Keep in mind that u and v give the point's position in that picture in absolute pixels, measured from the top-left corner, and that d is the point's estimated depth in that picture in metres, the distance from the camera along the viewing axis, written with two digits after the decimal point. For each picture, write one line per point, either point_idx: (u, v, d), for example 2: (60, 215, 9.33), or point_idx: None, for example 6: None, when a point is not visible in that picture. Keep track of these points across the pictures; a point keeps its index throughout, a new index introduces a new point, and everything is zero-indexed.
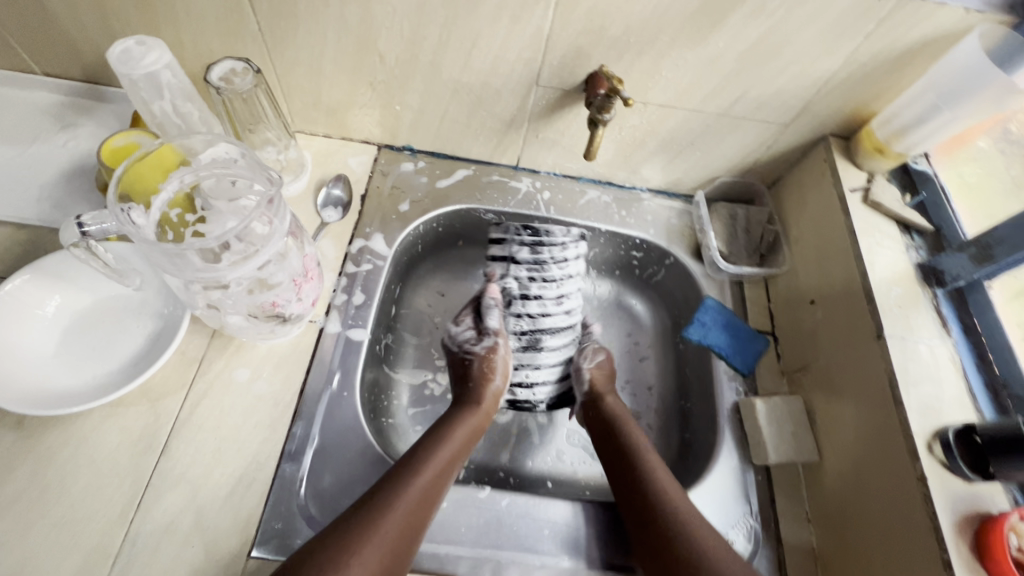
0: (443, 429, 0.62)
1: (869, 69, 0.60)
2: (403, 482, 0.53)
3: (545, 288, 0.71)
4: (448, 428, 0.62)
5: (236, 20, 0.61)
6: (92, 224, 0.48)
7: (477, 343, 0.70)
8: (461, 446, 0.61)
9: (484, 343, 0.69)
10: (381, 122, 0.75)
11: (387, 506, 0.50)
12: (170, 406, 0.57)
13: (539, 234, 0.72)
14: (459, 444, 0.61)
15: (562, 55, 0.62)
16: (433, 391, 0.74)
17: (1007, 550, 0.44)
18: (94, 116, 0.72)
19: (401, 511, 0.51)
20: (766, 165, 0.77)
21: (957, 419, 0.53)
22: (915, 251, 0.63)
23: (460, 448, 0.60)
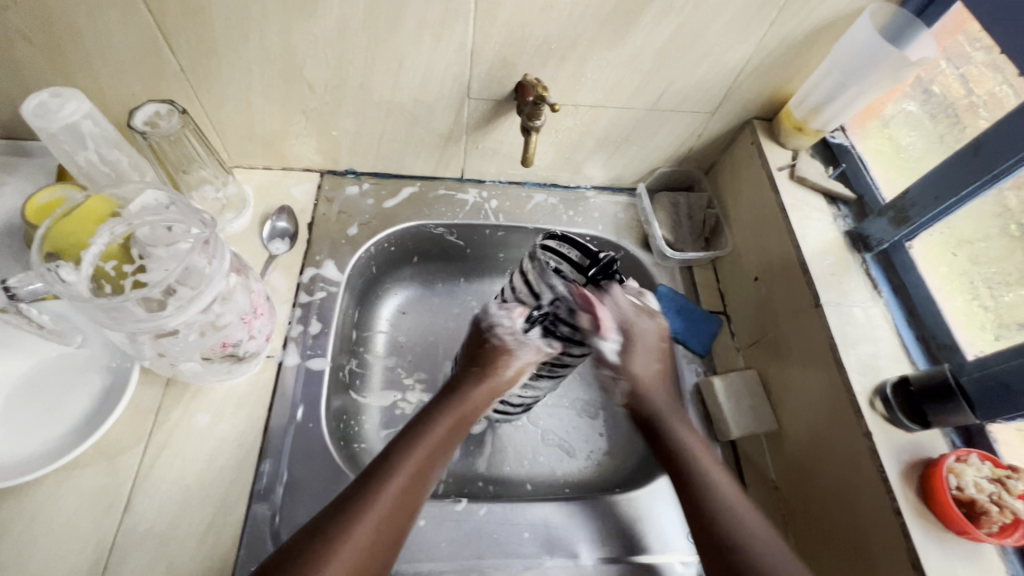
0: (380, 473, 0.50)
1: (779, 54, 0.64)
2: (392, 471, 0.50)
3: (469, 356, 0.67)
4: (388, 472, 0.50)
5: (156, 62, 0.60)
6: (20, 287, 0.46)
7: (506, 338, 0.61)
8: (448, 437, 0.55)
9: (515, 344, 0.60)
10: (320, 148, 0.75)
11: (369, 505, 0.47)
12: (129, 461, 0.56)
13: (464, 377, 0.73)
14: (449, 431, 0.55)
15: (489, 66, 0.63)
16: (404, 411, 0.74)
17: (947, 490, 0.48)
18: (16, 173, 0.70)
19: (385, 506, 0.48)
20: (699, 153, 0.80)
21: (895, 373, 0.56)
22: (841, 220, 0.67)
23: (443, 443, 0.54)
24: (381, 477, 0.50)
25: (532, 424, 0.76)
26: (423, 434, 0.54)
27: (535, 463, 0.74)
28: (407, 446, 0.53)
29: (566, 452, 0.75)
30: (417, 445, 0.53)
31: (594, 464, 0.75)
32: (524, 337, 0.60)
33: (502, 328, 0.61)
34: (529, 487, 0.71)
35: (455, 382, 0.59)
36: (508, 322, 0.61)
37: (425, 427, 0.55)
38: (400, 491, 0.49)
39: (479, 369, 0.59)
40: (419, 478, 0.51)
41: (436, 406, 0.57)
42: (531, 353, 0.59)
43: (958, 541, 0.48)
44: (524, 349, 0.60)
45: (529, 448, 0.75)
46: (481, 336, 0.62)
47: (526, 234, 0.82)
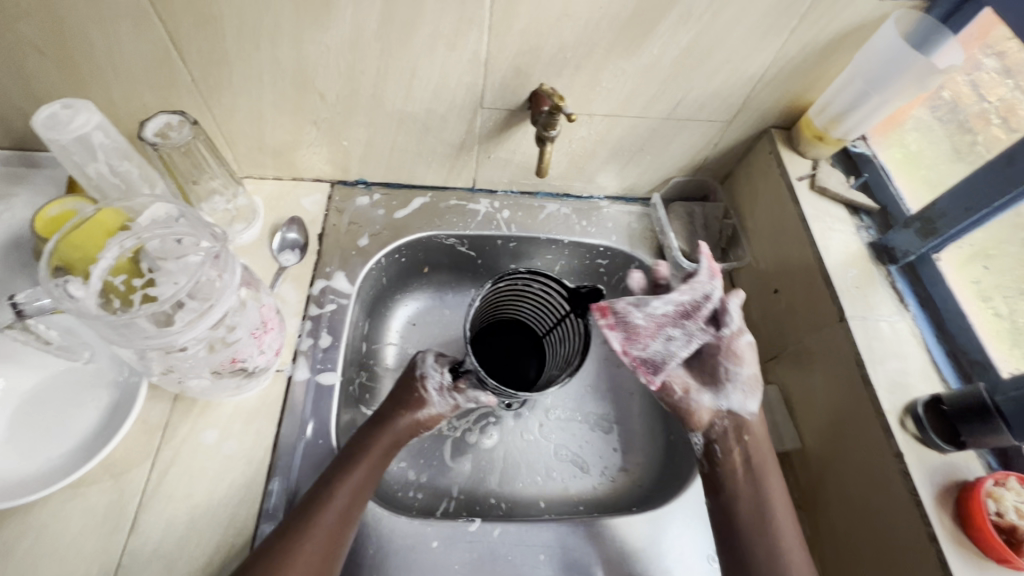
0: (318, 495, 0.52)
1: (799, 62, 0.62)
2: (331, 492, 0.53)
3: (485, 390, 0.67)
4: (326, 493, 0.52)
5: (167, 71, 0.59)
6: (28, 302, 0.45)
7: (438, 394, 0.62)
8: (377, 464, 0.56)
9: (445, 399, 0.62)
10: (331, 159, 0.74)
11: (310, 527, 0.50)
12: (136, 479, 0.55)
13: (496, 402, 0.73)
14: (374, 458, 0.56)
15: (503, 76, 0.62)
16: None
17: (987, 516, 0.45)
18: (27, 184, 0.69)
19: (314, 545, 0.49)
20: (715, 162, 0.78)
21: (925, 391, 0.54)
22: (864, 231, 0.66)
23: (371, 473, 0.55)
24: (310, 515, 0.51)
25: (545, 439, 0.75)
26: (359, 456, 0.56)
27: (548, 479, 0.72)
28: (338, 478, 0.54)
29: (580, 468, 0.73)
30: (343, 479, 0.54)
31: (609, 480, 0.73)
32: (448, 393, 0.61)
33: (430, 381, 0.62)
34: (543, 505, 0.70)
35: (378, 414, 0.60)
36: (437, 378, 0.62)
37: (355, 458, 0.56)
38: (328, 531, 0.51)
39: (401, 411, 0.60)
40: (349, 510, 0.52)
41: (364, 436, 0.58)
42: (449, 408, 0.62)
43: (998, 569, 0.46)
44: (443, 404, 0.61)
45: (543, 463, 0.73)
46: (409, 382, 0.62)
47: (539, 245, 0.80)
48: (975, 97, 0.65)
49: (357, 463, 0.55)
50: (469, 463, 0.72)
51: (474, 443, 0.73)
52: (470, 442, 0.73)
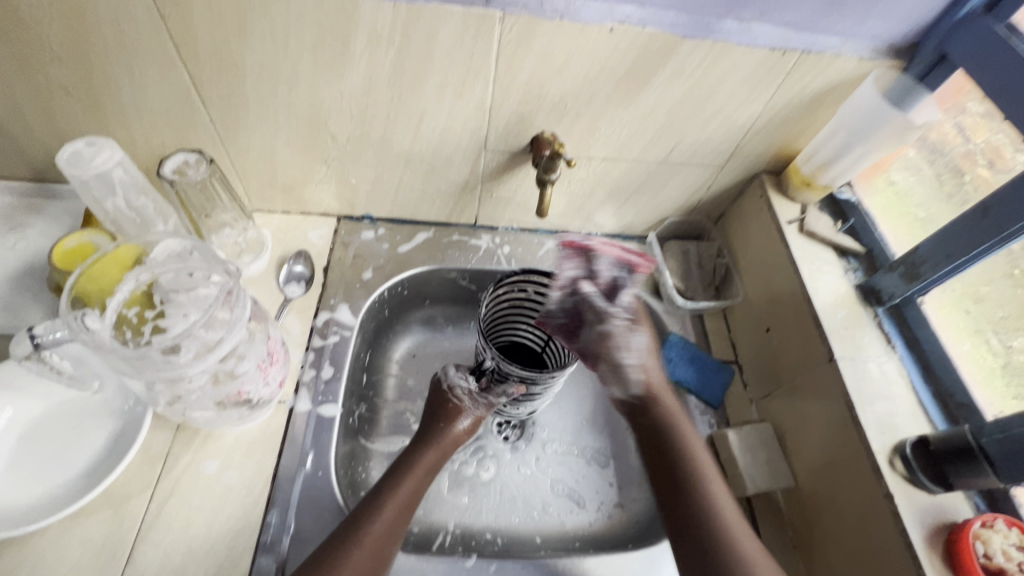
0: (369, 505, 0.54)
1: (786, 114, 0.66)
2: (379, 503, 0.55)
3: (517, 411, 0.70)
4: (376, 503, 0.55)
5: (188, 112, 0.63)
6: (45, 334, 0.47)
7: (473, 398, 0.66)
8: (421, 479, 0.59)
9: (479, 400, 0.66)
10: (339, 195, 0.77)
11: (362, 532, 0.52)
12: (135, 508, 0.55)
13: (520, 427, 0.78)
14: (421, 474, 0.59)
15: (506, 122, 0.65)
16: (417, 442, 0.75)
17: (975, 558, 0.46)
18: (43, 215, 0.72)
19: (366, 552, 0.51)
20: (708, 204, 0.81)
21: (912, 432, 0.55)
22: (852, 273, 0.68)
23: (417, 487, 0.58)
24: (359, 523, 0.52)
25: (541, 472, 0.75)
26: (406, 471, 0.59)
27: (545, 514, 0.72)
28: (385, 493, 0.56)
29: (576, 503, 0.73)
30: (392, 493, 0.56)
31: (604, 517, 0.73)
32: (479, 396, 0.66)
33: (460, 389, 0.66)
34: (539, 541, 0.70)
35: (422, 433, 0.64)
36: (464, 383, 0.66)
37: (403, 473, 0.59)
38: (378, 537, 0.52)
39: (442, 426, 0.64)
40: (397, 522, 0.54)
41: (411, 454, 0.61)
42: (483, 409, 0.66)
43: None
44: (477, 406, 0.66)
45: (539, 497, 0.73)
46: (440, 397, 0.66)
47: None
48: (960, 139, 0.66)
49: (405, 479, 0.58)
50: (466, 496, 0.72)
51: (472, 475, 0.74)
52: (468, 475, 0.74)
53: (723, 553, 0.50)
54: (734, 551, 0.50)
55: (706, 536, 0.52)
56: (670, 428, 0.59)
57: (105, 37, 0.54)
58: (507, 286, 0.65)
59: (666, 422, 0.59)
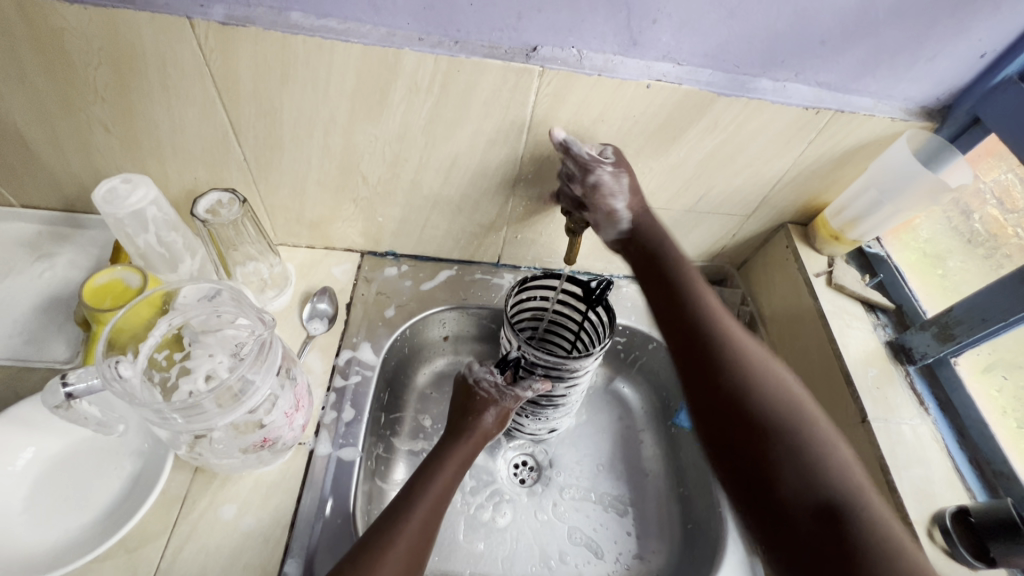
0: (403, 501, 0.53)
1: (815, 168, 0.66)
2: (412, 500, 0.53)
3: (537, 420, 0.71)
4: (409, 500, 0.53)
5: (223, 151, 0.63)
6: (78, 381, 0.46)
7: (502, 389, 0.65)
8: (454, 474, 0.57)
9: (511, 392, 0.64)
10: (364, 232, 0.77)
11: (396, 529, 0.50)
12: (150, 554, 0.54)
13: (536, 465, 0.78)
14: (454, 466, 0.58)
15: (537, 168, 0.66)
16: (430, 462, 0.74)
17: None
18: (72, 244, 0.73)
19: (399, 553, 0.49)
20: (732, 251, 0.81)
21: (949, 500, 0.54)
22: (881, 329, 0.67)
23: (451, 481, 0.57)
24: (393, 522, 0.51)
25: (560, 519, 0.73)
26: (441, 462, 0.58)
27: (563, 564, 0.70)
28: (416, 494, 0.54)
29: (594, 553, 0.71)
30: (426, 488, 0.54)
31: (623, 568, 0.71)
32: (507, 388, 0.65)
33: (486, 382, 0.65)
34: None
35: (452, 427, 0.62)
36: (490, 376, 0.66)
37: (435, 467, 0.57)
38: (412, 534, 0.51)
39: (471, 417, 0.62)
40: (429, 519, 0.52)
41: (442, 449, 0.59)
42: (515, 402, 0.64)
43: None
44: (508, 398, 0.64)
45: (556, 545, 0.71)
46: (466, 391, 0.65)
47: None
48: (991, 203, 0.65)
49: (435, 476, 0.56)
50: (482, 543, 0.70)
51: (488, 520, 0.72)
52: (484, 520, 0.72)
53: (742, 374, 0.52)
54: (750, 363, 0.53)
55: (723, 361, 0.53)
56: (681, 275, 0.61)
57: (149, 78, 0.55)
58: (529, 291, 0.68)
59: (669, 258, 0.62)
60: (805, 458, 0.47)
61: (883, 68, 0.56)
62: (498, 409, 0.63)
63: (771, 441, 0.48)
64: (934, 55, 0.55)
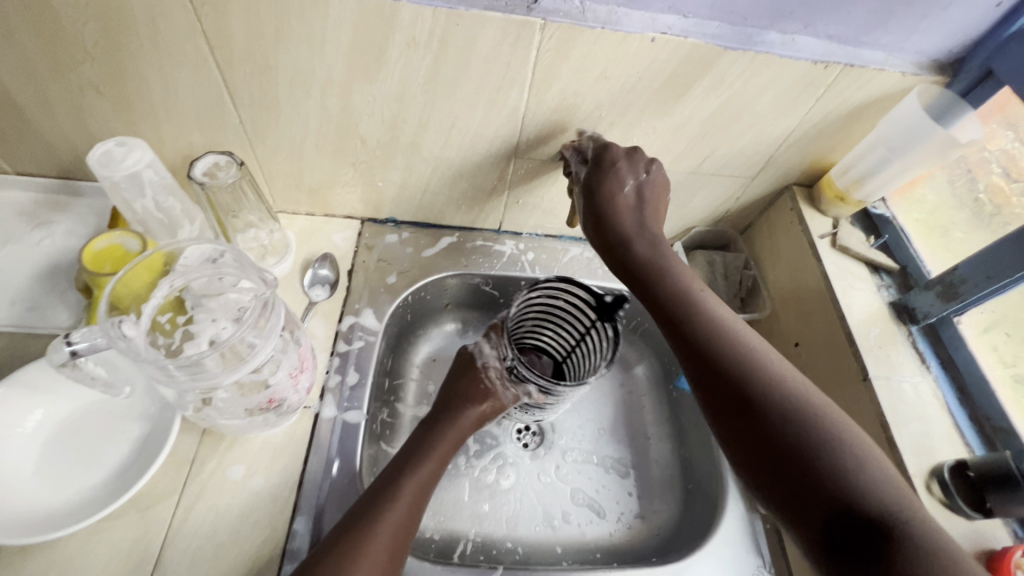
0: (389, 485, 0.53)
1: (822, 127, 0.65)
2: (398, 482, 0.54)
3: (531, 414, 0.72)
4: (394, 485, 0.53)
5: (219, 114, 0.62)
6: (82, 341, 0.46)
7: (503, 383, 0.64)
8: (442, 460, 0.58)
9: (510, 388, 0.64)
10: (364, 198, 0.76)
11: (383, 510, 0.51)
12: (162, 514, 0.55)
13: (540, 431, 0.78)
14: (439, 453, 0.58)
15: (539, 129, 0.64)
16: None
17: None
18: (69, 212, 0.72)
19: (385, 535, 0.49)
20: (735, 215, 0.80)
21: (948, 455, 0.55)
22: (885, 290, 0.67)
23: (439, 467, 0.57)
24: (380, 503, 0.51)
25: (564, 481, 0.75)
26: (431, 447, 0.58)
27: (565, 525, 0.71)
28: (398, 482, 0.54)
29: (597, 513, 0.73)
30: (419, 465, 0.56)
31: (625, 527, 0.72)
32: (508, 383, 0.64)
33: (491, 372, 0.64)
34: (560, 552, 0.69)
35: (441, 413, 0.62)
36: (497, 364, 0.65)
37: (424, 453, 0.57)
38: (398, 517, 0.51)
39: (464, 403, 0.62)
40: (414, 507, 0.53)
41: (429, 434, 0.59)
42: (512, 398, 0.64)
43: None
44: (506, 393, 0.64)
45: (560, 507, 0.73)
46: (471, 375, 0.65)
47: None
48: None
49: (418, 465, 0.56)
50: (486, 504, 0.71)
51: (492, 482, 0.73)
52: (488, 482, 0.73)
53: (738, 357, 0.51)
54: (764, 367, 0.50)
55: (714, 343, 0.52)
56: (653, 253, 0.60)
57: (138, 37, 0.53)
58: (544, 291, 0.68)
59: (651, 258, 0.60)
60: (819, 437, 0.44)
61: (894, 19, 0.54)
62: (494, 395, 0.64)
63: (778, 419, 0.46)
64: (949, 4, 0.53)
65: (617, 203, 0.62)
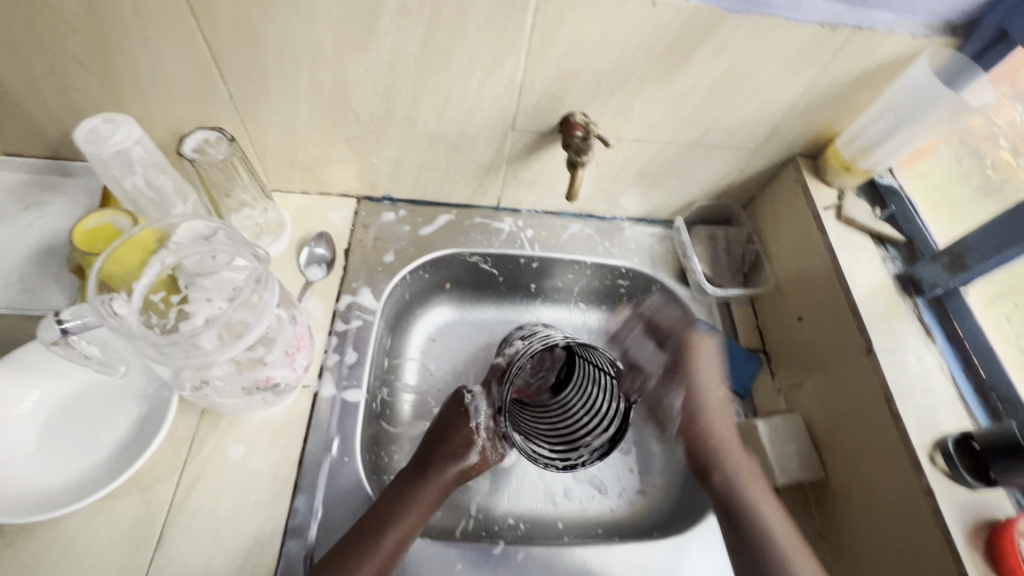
0: (367, 534, 0.53)
1: (829, 94, 0.63)
2: (377, 533, 0.54)
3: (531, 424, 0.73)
4: (372, 535, 0.53)
5: (207, 88, 0.60)
6: (72, 319, 0.46)
7: (488, 443, 0.65)
8: (423, 512, 0.57)
9: (493, 448, 0.65)
10: (359, 175, 0.75)
11: (356, 565, 0.51)
12: (163, 493, 0.55)
13: None
14: (420, 512, 0.57)
15: (536, 100, 0.63)
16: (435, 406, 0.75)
17: (1019, 557, 0.46)
18: (60, 193, 0.71)
19: None
20: (738, 188, 0.79)
21: (953, 426, 0.54)
22: (891, 262, 0.66)
23: (421, 518, 0.57)
24: (354, 558, 0.52)
25: None
26: (412, 499, 0.57)
27: (566, 501, 0.71)
28: (374, 539, 0.53)
29: (599, 489, 0.73)
30: (398, 517, 0.55)
31: (626, 504, 0.72)
32: (494, 442, 0.65)
33: (478, 433, 0.65)
34: (561, 527, 0.69)
35: (426, 459, 0.61)
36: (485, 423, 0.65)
37: (405, 503, 0.57)
38: (371, 573, 0.52)
39: (450, 455, 0.62)
40: (386, 566, 0.53)
41: (411, 480, 0.59)
42: (496, 455, 0.66)
43: None
44: (490, 453, 0.65)
45: (561, 484, 0.73)
46: (459, 430, 0.63)
47: (560, 265, 0.81)
48: None
49: (394, 524, 0.55)
50: (487, 482, 0.71)
51: None
52: None
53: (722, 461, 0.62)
54: (726, 468, 0.61)
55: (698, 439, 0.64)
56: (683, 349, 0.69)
57: (120, 7, 0.52)
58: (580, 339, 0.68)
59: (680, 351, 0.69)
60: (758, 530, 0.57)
61: None
62: (482, 453, 0.64)
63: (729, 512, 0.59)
64: None
65: (689, 353, 0.69)
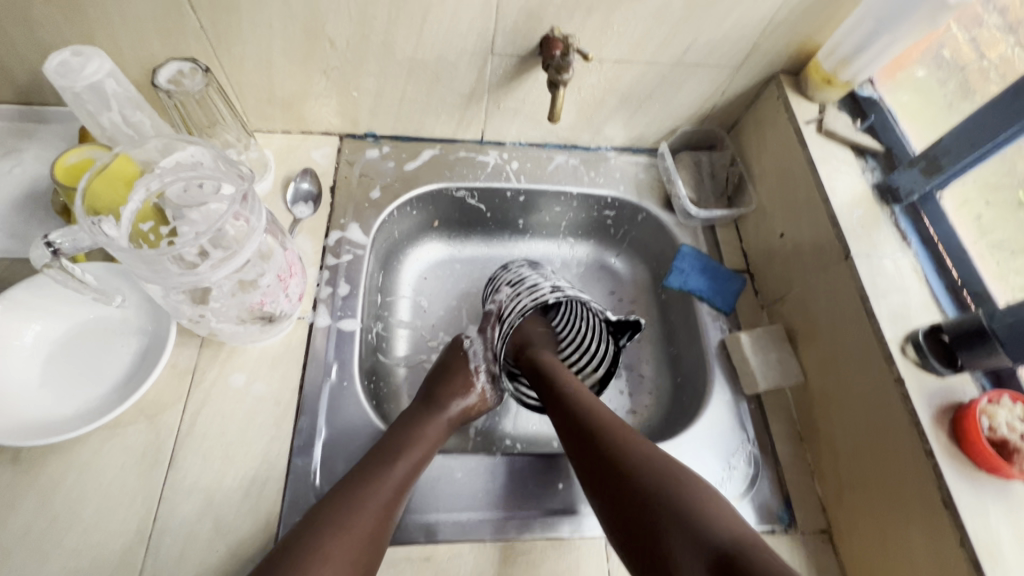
0: (382, 457, 0.54)
1: (809, 3, 0.62)
2: (391, 455, 0.54)
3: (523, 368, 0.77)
4: (386, 458, 0.54)
5: (176, 18, 0.59)
6: (64, 241, 0.48)
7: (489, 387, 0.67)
8: (431, 445, 0.58)
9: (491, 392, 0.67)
10: (340, 111, 0.74)
11: (374, 481, 0.52)
12: (170, 420, 0.57)
13: None
14: (427, 445, 0.57)
15: (514, 20, 0.62)
16: (430, 340, 0.77)
17: (981, 431, 0.49)
18: (36, 139, 0.70)
19: (376, 506, 0.50)
20: (722, 110, 0.79)
21: (924, 320, 0.56)
22: (870, 172, 0.67)
23: (430, 448, 0.57)
24: (372, 473, 0.52)
25: None
26: (420, 430, 0.58)
27: None
28: (383, 469, 0.53)
29: None
30: (408, 444, 0.56)
31: None
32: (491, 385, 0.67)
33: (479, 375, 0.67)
34: (556, 445, 0.72)
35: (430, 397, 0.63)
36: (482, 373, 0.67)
37: (413, 433, 0.57)
38: (390, 490, 0.52)
39: (459, 391, 0.64)
40: (399, 492, 0.52)
41: (414, 415, 0.60)
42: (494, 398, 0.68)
43: (989, 479, 0.49)
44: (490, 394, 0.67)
45: None
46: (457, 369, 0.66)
47: (546, 197, 0.81)
48: None
49: (403, 454, 0.55)
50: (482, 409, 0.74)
51: None
52: None
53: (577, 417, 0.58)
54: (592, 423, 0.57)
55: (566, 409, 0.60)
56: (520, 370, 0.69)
57: None
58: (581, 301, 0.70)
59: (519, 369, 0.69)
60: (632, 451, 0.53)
61: None
62: (481, 393, 0.66)
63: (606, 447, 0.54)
64: None
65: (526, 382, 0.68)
